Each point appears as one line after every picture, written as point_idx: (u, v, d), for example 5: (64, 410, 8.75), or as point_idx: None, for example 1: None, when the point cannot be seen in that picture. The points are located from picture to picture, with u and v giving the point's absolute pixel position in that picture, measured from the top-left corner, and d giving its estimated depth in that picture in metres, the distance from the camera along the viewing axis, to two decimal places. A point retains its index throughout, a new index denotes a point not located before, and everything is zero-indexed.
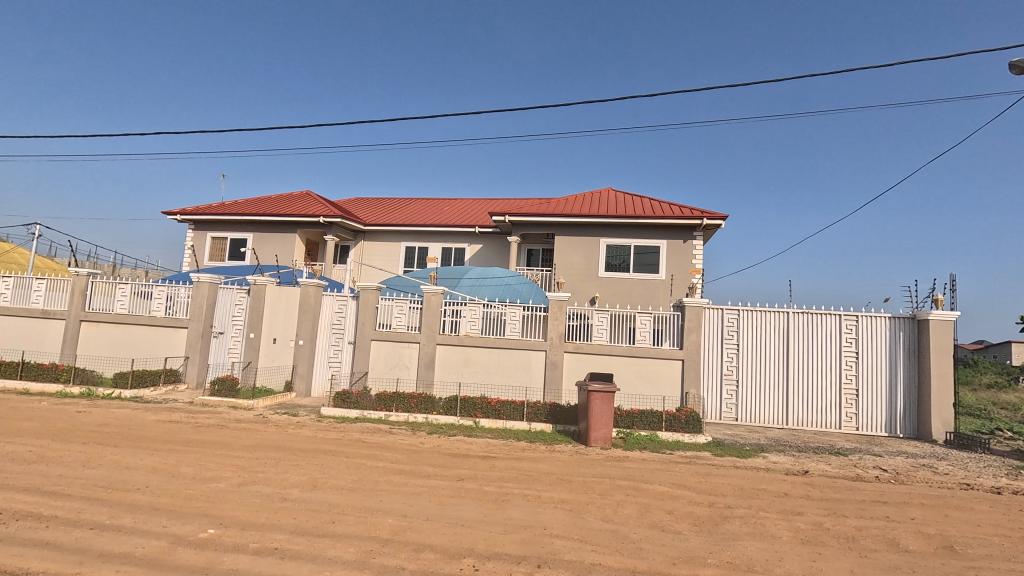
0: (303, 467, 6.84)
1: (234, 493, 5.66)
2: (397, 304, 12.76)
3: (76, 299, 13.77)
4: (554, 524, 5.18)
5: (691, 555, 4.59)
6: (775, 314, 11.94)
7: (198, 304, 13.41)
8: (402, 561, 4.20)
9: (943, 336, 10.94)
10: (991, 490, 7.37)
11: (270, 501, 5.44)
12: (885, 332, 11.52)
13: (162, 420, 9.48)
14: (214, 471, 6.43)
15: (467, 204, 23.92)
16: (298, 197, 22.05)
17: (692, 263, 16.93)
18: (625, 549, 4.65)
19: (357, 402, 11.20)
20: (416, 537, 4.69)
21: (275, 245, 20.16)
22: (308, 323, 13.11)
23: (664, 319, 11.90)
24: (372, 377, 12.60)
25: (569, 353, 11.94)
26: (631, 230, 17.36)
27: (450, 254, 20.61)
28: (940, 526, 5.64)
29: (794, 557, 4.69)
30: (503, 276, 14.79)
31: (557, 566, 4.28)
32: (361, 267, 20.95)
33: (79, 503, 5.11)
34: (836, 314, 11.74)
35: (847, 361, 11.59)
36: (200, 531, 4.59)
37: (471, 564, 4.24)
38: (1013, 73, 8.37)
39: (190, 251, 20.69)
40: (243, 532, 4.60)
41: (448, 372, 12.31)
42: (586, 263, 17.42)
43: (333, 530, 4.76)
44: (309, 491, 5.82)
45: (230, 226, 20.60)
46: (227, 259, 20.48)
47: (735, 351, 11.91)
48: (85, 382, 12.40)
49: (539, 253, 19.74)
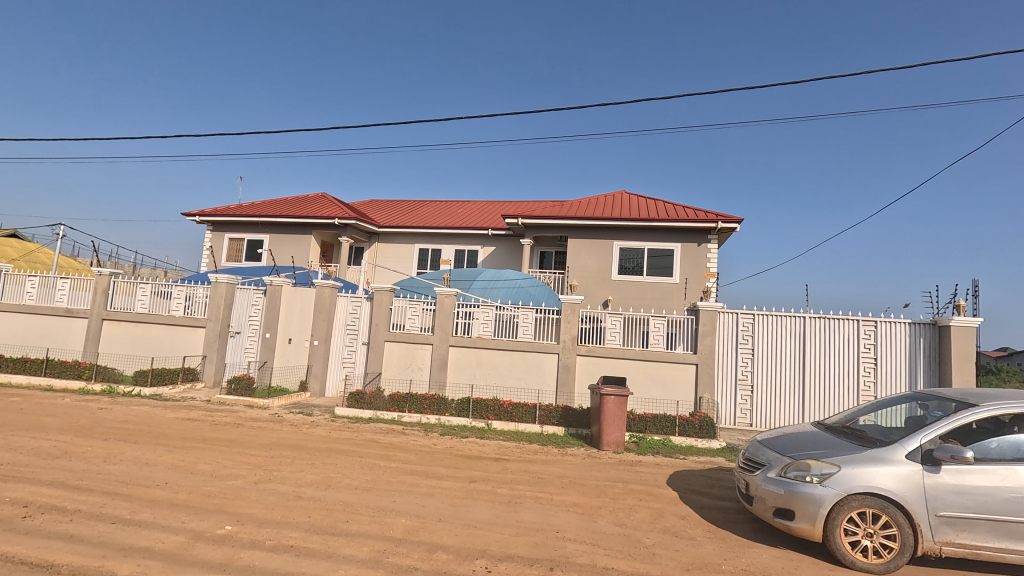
0: (316, 466, 6.91)
1: (251, 490, 5.74)
2: (411, 305, 12.82)
3: (99, 298, 14.09)
4: (567, 527, 5.19)
5: (705, 562, 4.54)
6: (791, 319, 11.79)
7: (215, 304, 13.63)
8: (416, 561, 4.24)
9: (965, 343, 10.66)
10: None
11: (285, 499, 5.51)
12: (904, 338, 11.30)
13: (180, 419, 9.56)
14: (232, 469, 6.52)
15: (479, 206, 24.04)
16: (313, 198, 22.44)
17: (706, 267, 16.76)
18: (637, 554, 4.63)
19: (370, 403, 11.29)
20: (429, 537, 4.73)
21: (291, 245, 20.44)
22: (323, 324, 13.25)
23: (677, 324, 11.88)
24: (385, 378, 12.70)
25: (582, 356, 11.90)
26: (644, 232, 17.26)
27: (463, 255, 20.73)
28: None
29: (810, 565, 4.63)
30: (516, 278, 14.89)
31: (570, 569, 4.28)
32: (375, 267, 21.21)
33: (101, 498, 5.22)
34: (854, 319, 11.54)
35: (865, 367, 11.41)
36: (217, 528, 4.65)
37: (484, 565, 4.26)
38: None
39: (208, 251, 21.09)
40: (259, 529, 4.66)
41: (461, 374, 12.36)
42: (599, 266, 17.36)
43: (347, 528, 4.81)
44: (322, 490, 5.88)
45: (248, 227, 20.91)
46: (244, 259, 20.80)
47: (750, 356, 11.76)
48: (106, 380, 12.62)
49: (551, 254, 19.88)
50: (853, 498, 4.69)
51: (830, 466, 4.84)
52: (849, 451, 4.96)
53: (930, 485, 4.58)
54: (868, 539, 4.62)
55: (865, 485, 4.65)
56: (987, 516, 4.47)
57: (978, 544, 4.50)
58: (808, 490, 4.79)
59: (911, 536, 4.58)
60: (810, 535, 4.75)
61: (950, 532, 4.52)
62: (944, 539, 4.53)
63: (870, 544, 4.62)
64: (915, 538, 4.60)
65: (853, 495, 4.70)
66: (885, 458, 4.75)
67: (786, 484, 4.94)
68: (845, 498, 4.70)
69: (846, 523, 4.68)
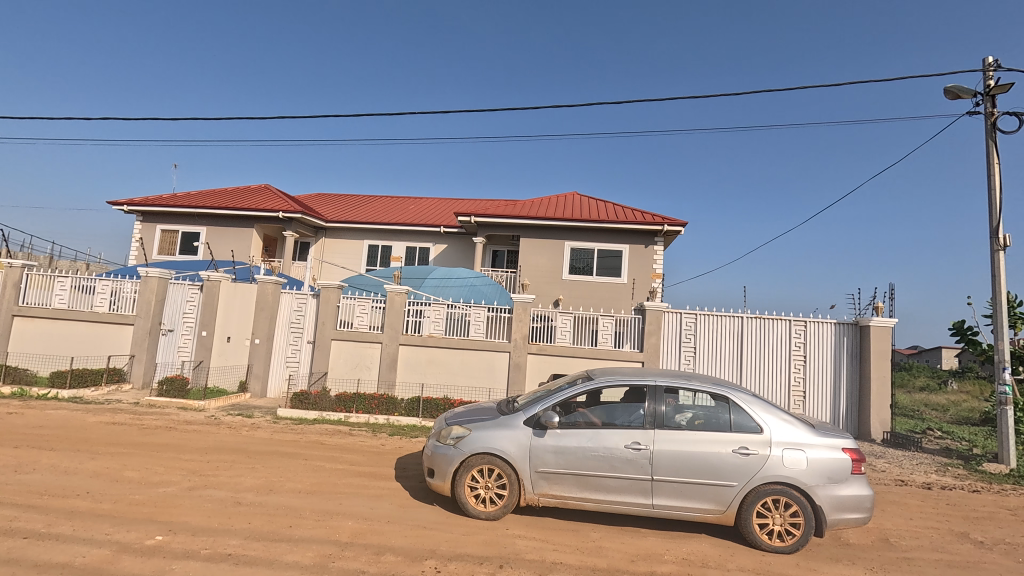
0: (257, 470, 6.61)
1: (185, 497, 5.42)
2: (359, 303, 12.49)
3: (10, 292, 12.87)
4: (516, 525, 5.21)
5: (648, 553, 4.71)
6: (731, 319, 12.39)
7: (145, 300, 12.75)
8: (363, 564, 4.15)
9: (882, 341, 11.59)
10: (923, 486, 7.75)
11: (224, 505, 5.25)
12: (830, 337, 12.15)
13: (104, 422, 8.91)
14: (163, 475, 6.13)
15: (431, 203, 23.77)
16: (255, 190, 21.43)
17: (653, 268, 17.29)
18: (585, 548, 4.73)
19: (316, 403, 10.91)
20: (377, 539, 4.63)
21: (231, 239, 19.43)
22: (264, 321, 12.70)
23: (625, 323, 12.21)
24: (332, 378, 12.33)
25: (532, 354, 12.04)
26: (594, 233, 17.63)
27: (414, 252, 20.41)
28: (877, 520, 6.02)
29: (746, 552, 4.90)
30: (468, 277, 14.80)
31: (519, 566, 4.31)
32: (321, 264, 20.53)
33: (10, 511, 4.77)
34: (786, 320, 12.29)
35: (795, 364, 12.17)
36: (147, 539, 4.36)
37: (433, 565, 4.22)
38: (947, 98, 9.05)
39: (138, 243, 19.71)
40: (194, 538, 4.42)
41: (410, 373, 12.19)
42: (550, 265, 17.59)
43: (291, 534, 4.64)
44: (264, 495, 5.64)
45: (183, 218, 19.69)
46: (179, 253, 19.57)
47: (692, 353, 12.28)
48: (17, 382, 11.56)
49: (503, 253, 19.94)
50: (475, 457, 5.33)
51: (464, 430, 5.44)
52: (488, 417, 5.56)
53: (533, 446, 5.21)
54: (485, 493, 5.28)
55: (484, 446, 5.28)
56: (573, 471, 5.13)
57: (566, 495, 5.18)
58: (444, 451, 5.42)
59: (517, 489, 5.27)
60: (444, 492, 5.39)
61: (545, 485, 5.20)
62: (541, 491, 5.22)
63: (485, 497, 5.28)
64: (520, 492, 5.28)
65: (477, 455, 5.33)
66: (506, 423, 5.37)
67: (434, 447, 5.56)
68: (469, 457, 5.34)
69: (469, 481, 5.31)
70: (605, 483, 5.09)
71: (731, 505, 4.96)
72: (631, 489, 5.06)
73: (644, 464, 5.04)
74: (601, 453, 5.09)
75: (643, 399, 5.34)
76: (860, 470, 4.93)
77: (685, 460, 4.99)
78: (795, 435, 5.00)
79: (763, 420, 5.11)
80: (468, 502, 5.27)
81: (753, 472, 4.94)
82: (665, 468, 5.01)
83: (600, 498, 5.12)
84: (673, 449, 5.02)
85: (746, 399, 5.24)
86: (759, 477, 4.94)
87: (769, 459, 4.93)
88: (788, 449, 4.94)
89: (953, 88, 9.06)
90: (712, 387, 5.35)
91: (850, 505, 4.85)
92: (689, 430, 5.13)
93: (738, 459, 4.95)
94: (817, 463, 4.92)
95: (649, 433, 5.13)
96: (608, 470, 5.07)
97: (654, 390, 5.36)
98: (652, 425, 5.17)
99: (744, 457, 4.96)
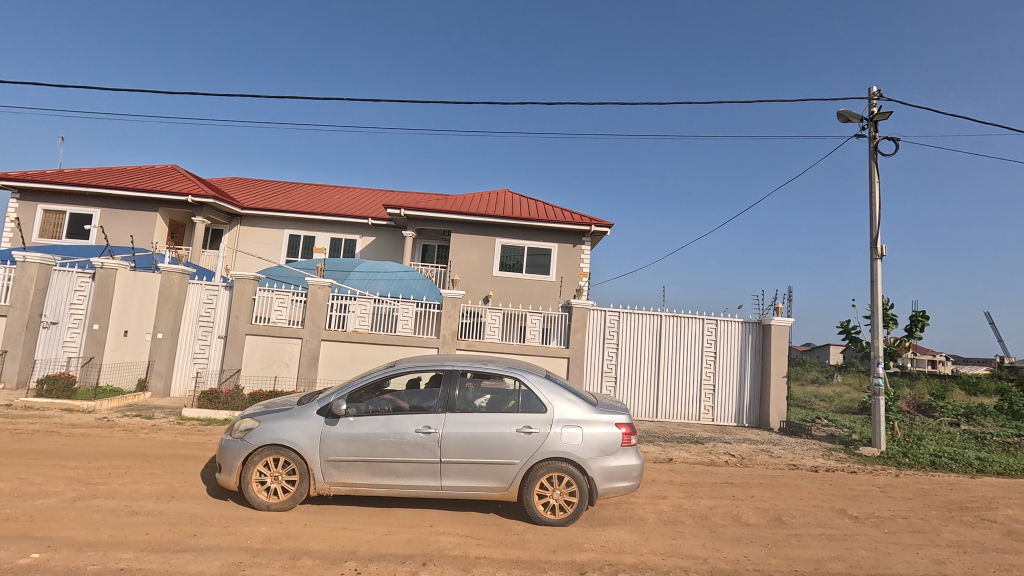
0: (156, 476, 6.07)
1: (68, 509, 4.86)
2: (278, 296, 11.81)
3: None
4: (440, 521, 5.18)
5: (569, 542, 4.87)
6: (651, 317, 13.05)
7: (21, 288, 11.27)
8: (277, 570, 3.95)
9: (781, 339, 12.72)
10: (810, 468, 8.63)
11: (115, 516, 4.77)
12: (737, 335, 13.14)
13: None
14: (41, 486, 5.46)
15: (359, 194, 22.96)
16: (160, 171, 19.60)
17: (579, 267, 17.77)
18: (509, 541, 4.80)
19: (227, 403, 10.22)
20: (293, 543, 4.43)
21: (130, 223, 17.63)
22: (167, 314, 11.67)
23: (552, 320, 12.49)
24: (246, 376, 11.59)
25: (461, 350, 12.00)
26: (524, 231, 17.83)
27: (338, 244, 19.62)
28: (771, 501, 6.63)
29: (658, 536, 5.20)
30: (396, 271, 14.44)
31: (442, 562, 4.30)
32: (236, 253, 19.16)
33: None
34: (700, 319, 13.13)
35: (707, 359, 13.05)
36: (19, 558, 3.87)
37: (353, 567, 4.10)
38: (840, 121, 10.11)
39: (13, 224, 17.35)
40: (80, 554, 3.98)
41: (333, 370, 11.72)
42: (479, 262, 17.60)
43: (195, 543, 4.31)
44: (164, 503, 5.19)
45: (72, 198, 17.59)
46: (66, 237, 17.47)
47: (615, 349, 12.81)
48: None
49: (433, 248, 19.68)
50: (263, 448, 5.24)
51: (254, 421, 5.30)
52: (282, 408, 5.45)
53: (324, 434, 5.19)
54: (272, 484, 5.20)
55: (272, 438, 5.19)
56: (364, 457, 5.16)
57: (356, 482, 5.21)
58: (232, 444, 5.27)
59: (307, 479, 5.22)
60: (233, 486, 5.24)
61: (336, 473, 5.20)
62: (332, 479, 5.21)
63: (274, 488, 5.21)
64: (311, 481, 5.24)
65: (265, 446, 5.23)
66: (298, 413, 5.30)
67: (223, 441, 5.38)
68: (257, 449, 5.24)
69: (256, 474, 5.21)
70: (395, 468, 5.18)
71: (514, 482, 5.22)
72: (419, 473, 5.18)
73: (433, 447, 5.18)
74: (392, 438, 5.18)
75: (439, 384, 5.48)
76: (629, 442, 5.36)
77: (471, 441, 5.19)
78: (575, 414, 5.34)
79: (547, 401, 5.40)
80: (256, 494, 5.17)
81: (534, 449, 5.22)
82: (452, 450, 5.18)
83: (390, 483, 5.21)
84: (461, 432, 5.20)
85: (535, 382, 5.53)
86: (539, 453, 5.23)
87: (549, 437, 5.24)
88: (566, 426, 5.27)
89: (845, 112, 10.13)
90: (507, 369, 5.60)
91: (618, 475, 5.26)
92: (482, 412, 5.33)
93: (521, 437, 5.22)
94: (591, 438, 5.28)
95: (440, 416, 5.28)
96: (398, 455, 5.17)
97: (449, 374, 5.50)
98: (444, 409, 5.33)
99: (526, 435, 5.23)
